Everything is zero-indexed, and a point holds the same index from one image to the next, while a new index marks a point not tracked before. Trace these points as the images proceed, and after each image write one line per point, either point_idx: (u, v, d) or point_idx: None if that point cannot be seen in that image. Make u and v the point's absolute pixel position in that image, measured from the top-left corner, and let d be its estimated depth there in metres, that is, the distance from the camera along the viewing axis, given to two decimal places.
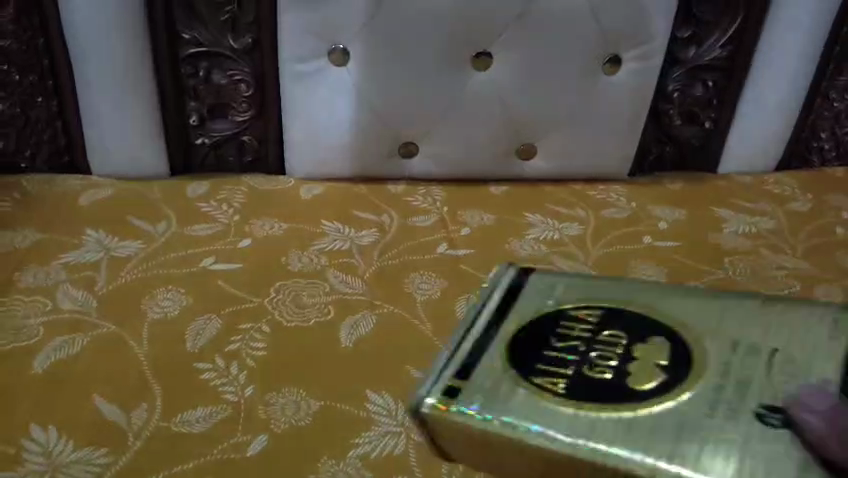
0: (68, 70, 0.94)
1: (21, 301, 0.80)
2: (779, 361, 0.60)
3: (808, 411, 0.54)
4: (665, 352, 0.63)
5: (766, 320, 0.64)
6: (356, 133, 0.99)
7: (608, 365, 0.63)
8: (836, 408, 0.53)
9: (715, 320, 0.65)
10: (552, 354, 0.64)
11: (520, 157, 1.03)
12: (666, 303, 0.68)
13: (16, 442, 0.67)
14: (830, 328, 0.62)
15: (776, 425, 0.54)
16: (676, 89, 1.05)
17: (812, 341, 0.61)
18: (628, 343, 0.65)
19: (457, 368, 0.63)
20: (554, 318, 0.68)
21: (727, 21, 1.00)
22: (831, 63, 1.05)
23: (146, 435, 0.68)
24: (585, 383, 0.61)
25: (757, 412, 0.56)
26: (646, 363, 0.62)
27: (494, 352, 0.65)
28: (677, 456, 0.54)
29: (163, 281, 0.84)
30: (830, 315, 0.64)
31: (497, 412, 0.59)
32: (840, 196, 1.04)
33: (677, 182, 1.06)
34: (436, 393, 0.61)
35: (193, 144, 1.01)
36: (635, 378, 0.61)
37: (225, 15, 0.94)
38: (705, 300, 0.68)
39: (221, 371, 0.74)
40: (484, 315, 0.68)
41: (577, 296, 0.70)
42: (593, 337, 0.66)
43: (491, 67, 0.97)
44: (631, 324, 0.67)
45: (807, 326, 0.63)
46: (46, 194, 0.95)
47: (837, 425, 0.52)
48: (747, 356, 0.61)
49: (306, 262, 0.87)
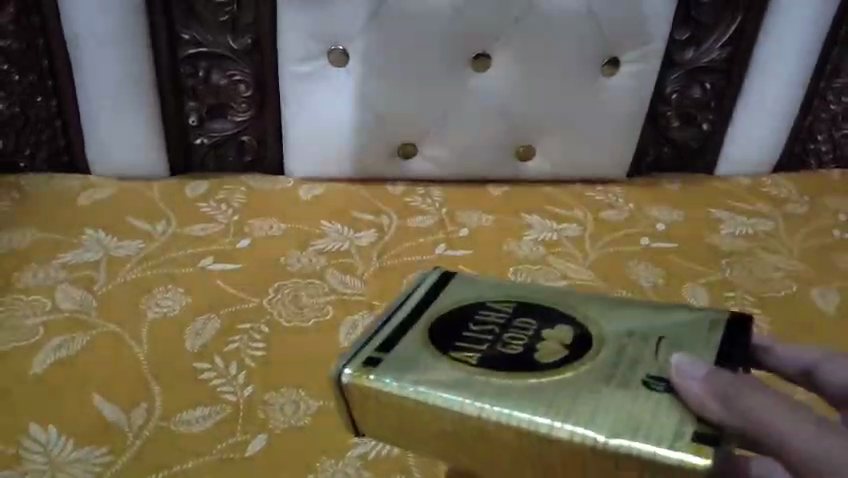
0: (68, 71, 0.94)
1: (21, 300, 0.80)
2: (667, 347, 0.54)
3: (688, 380, 0.46)
4: (570, 335, 0.56)
5: (666, 313, 0.58)
6: (355, 133, 0.99)
7: (518, 344, 0.56)
8: (715, 370, 0.46)
9: (617, 314, 0.58)
10: (463, 334, 0.57)
11: (518, 158, 1.04)
12: (577, 294, 0.62)
13: (15, 440, 0.68)
14: (710, 324, 0.56)
15: (660, 390, 0.49)
16: (674, 91, 1.05)
17: (706, 336, 0.55)
18: (538, 329, 0.58)
19: (378, 346, 0.56)
20: (470, 308, 0.60)
21: (725, 23, 1.01)
22: (829, 65, 1.05)
23: (146, 434, 0.69)
24: (496, 359, 0.54)
25: (646, 374, 0.51)
26: (552, 342, 0.56)
27: (414, 335, 0.58)
28: (577, 415, 0.49)
29: (163, 280, 0.84)
30: (710, 314, 0.58)
31: (407, 377, 0.53)
32: (837, 198, 1.04)
33: (675, 183, 1.07)
34: (360, 363, 0.55)
35: (193, 144, 1.01)
36: (542, 355, 0.54)
37: (225, 15, 0.94)
38: (611, 299, 0.61)
39: (220, 371, 0.75)
40: (409, 305, 0.61)
41: (495, 290, 0.63)
42: (508, 322, 0.58)
43: (490, 68, 0.97)
44: (547, 315, 0.59)
45: (702, 321, 0.57)
46: (45, 194, 0.95)
47: (716, 392, 0.45)
48: (639, 340, 0.55)
49: (306, 262, 0.88)
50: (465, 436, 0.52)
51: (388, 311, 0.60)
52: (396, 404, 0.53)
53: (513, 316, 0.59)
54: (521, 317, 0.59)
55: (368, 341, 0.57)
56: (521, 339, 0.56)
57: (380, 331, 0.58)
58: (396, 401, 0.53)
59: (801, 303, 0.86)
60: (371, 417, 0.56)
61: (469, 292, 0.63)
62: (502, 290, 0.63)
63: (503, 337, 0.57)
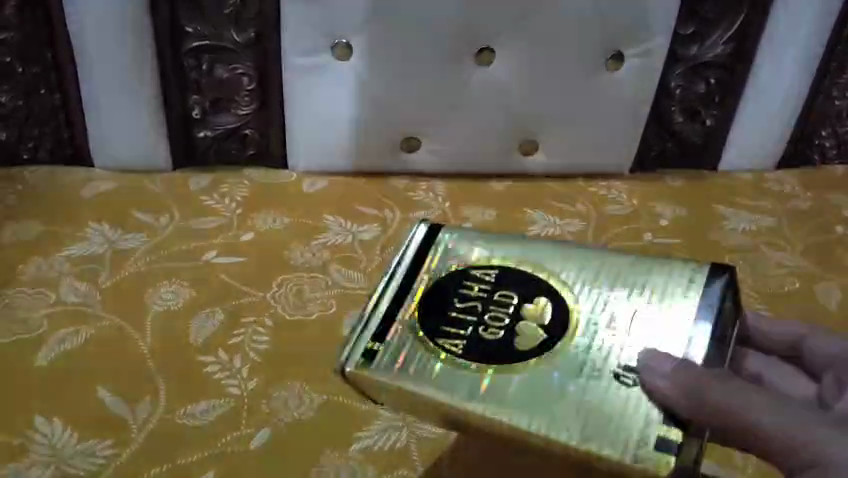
0: (72, 63, 0.94)
1: (25, 292, 0.81)
2: (637, 323, 0.61)
3: (658, 376, 0.55)
4: (546, 312, 0.63)
5: (639, 278, 0.65)
6: (358, 128, 0.99)
7: (499, 326, 0.63)
8: (681, 364, 0.55)
9: (592, 283, 0.65)
10: (450, 316, 0.64)
11: (521, 153, 1.04)
12: (558, 257, 0.68)
13: (21, 433, 0.69)
14: (680, 289, 0.63)
15: (629, 384, 0.58)
16: (678, 86, 1.05)
17: (675, 306, 0.62)
18: (518, 303, 0.65)
19: (374, 332, 0.63)
20: (457, 279, 0.67)
21: (730, 19, 1.00)
22: (834, 61, 1.05)
23: (150, 428, 0.69)
24: (481, 345, 0.62)
25: (615, 366, 0.59)
26: (529, 323, 0.63)
27: (405, 317, 0.64)
28: (556, 414, 0.57)
29: (166, 274, 0.84)
30: (683, 274, 0.65)
31: (404, 367, 0.60)
32: (840, 195, 1.04)
33: (678, 178, 1.07)
34: (360, 352, 0.61)
35: (196, 137, 1.01)
36: (521, 339, 0.62)
37: (228, 8, 0.94)
38: (588, 260, 0.68)
39: (224, 365, 0.75)
40: (401, 277, 0.67)
41: (481, 254, 0.69)
42: (489, 297, 0.65)
43: (494, 63, 0.97)
44: (526, 284, 0.66)
45: (672, 286, 0.64)
46: (49, 187, 0.95)
47: (684, 387, 0.54)
48: (612, 315, 0.63)
49: (309, 257, 0.87)
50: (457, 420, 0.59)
51: (379, 287, 0.66)
52: (392, 393, 0.60)
53: (495, 290, 0.66)
54: (504, 291, 0.66)
55: (367, 326, 0.63)
56: (503, 318, 0.64)
57: (375, 311, 0.64)
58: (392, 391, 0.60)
59: (801, 300, 0.87)
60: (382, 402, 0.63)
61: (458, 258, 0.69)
62: (488, 256, 0.69)
63: (486, 317, 0.64)
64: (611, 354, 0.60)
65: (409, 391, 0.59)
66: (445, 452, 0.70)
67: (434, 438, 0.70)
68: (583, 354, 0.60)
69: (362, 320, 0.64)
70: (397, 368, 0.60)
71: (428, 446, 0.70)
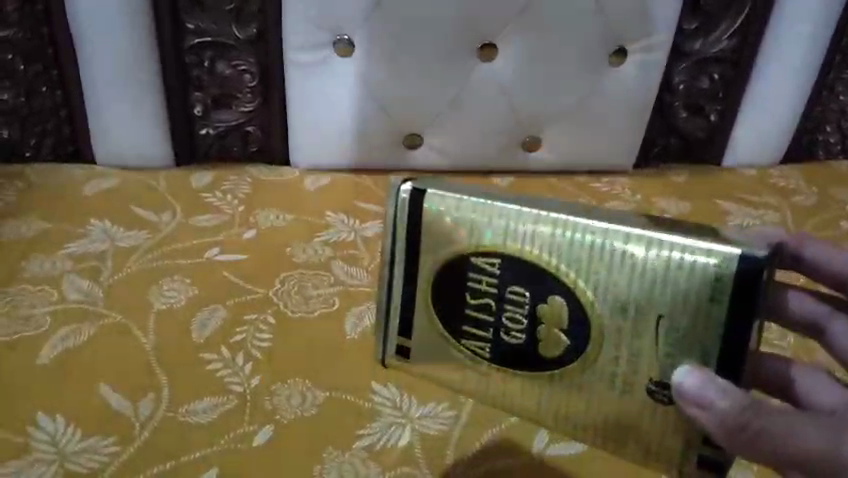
0: (73, 60, 0.94)
1: (28, 291, 0.81)
2: (664, 332, 0.51)
3: (695, 404, 0.46)
4: (566, 315, 0.53)
5: (669, 265, 0.50)
6: (359, 124, 0.98)
7: (517, 330, 0.55)
8: (721, 391, 0.45)
9: (610, 278, 0.51)
10: (465, 316, 0.56)
11: (524, 149, 1.03)
12: (565, 239, 0.52)
13: (24, 431, 0.68)
14: (710, 285, 0.49)
15: (665, 402, 0.51)
16: (681, 82, 1.04)
17: (704, 312, 0.49)
18: (532, 303, 0.54)
19: (398, 327, 0.59)
20: (458, 274, 0.56)
21: (734, 14, 1.00)
22: (838, 55, 1.05)
23: (153, 425, 0.69)
24: (502, 351, 0.55)
25: (649, 380, 0.51)
26: (550, 326, 0.54)
27: (421, 312, 0.58)
28: (589, 425, 0.54)
29: (168, 271, 0.84)
30: (714, 263, 0.49)
31: (437, 365, 0.59)
32: (845, 190, 1.04)
33: (682, 175, 1.06)
34: (391, 347, 0.60)
35: (198, 134, 1.01)
36: (545, 348, 0.54)
37: (230, 5, 0.94)
38: (602, 238, 0.51)
39: (227, 362, 0.75)
40: (402, 265, 0.58)
41: (475, 232, 0.55)
42: (502, 294, 0.55)
43: (497, 58, 0.97)
44: (532, 276, 0.54)
45: (702, 280, 0.49)
46: (52, 184, 0.95)
47: (727, 420, 0.45)
48: (635, 324, 0.51)
49: (312, 253, 0.87)
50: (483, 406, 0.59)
51: (384, 277, 0.58)
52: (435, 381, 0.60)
53: (504, 288, 0.55)
54: (515, 287, 0.54)
55: (391, 321, 0.59)
56: (521, 321, 0.54)
57: (391, 307, 0.59)
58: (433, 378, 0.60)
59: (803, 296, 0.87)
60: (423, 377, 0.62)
61: (453, 243, 0.55)
62: (484, 235, 0.54)
63: (503, 319, 0.55)
64: (642, 363, 0.51)
65: (450, 383, 0.59)
66: (450, 447, 0.70)
67: (437, 434, 0.71)
68: (612, 367, 0.52)
69: (381, 312, 0.59)
70: (429, 368, 0.59)
71: (432, 442, 0.70)
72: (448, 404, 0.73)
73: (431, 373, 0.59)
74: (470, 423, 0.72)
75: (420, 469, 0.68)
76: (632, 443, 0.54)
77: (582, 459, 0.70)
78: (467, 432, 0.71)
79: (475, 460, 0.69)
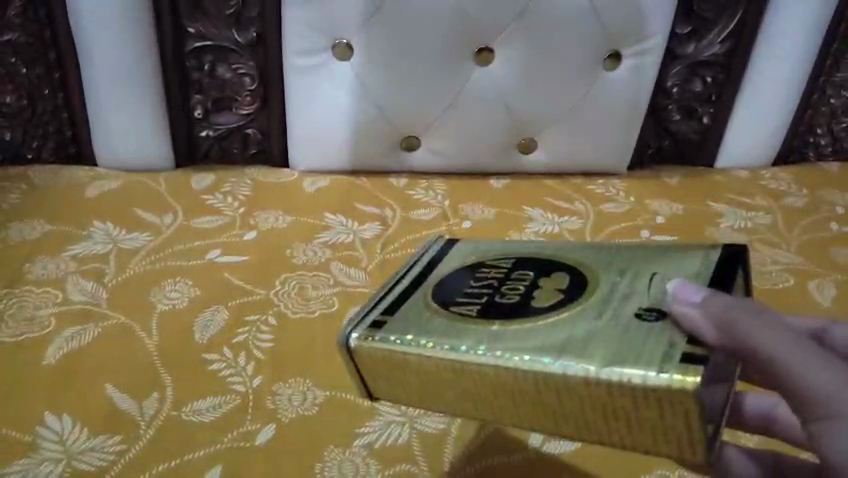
0: (75, 63, 0.95)
1: (33, 292, 0.82)
2: (658, 281, 0.55)
3: (687, 304, 0.48)
4: (565, 280, 0.58)
5: (662, 254, 0.60)
6: (358, 127, 1.00)
7: (516, 292, 0.58)
8: (711, 295, 0.48)
9: (612, 258, 0.60)
10: (465, 290, 0.59)
11: (520, 151, 1.05)
12: (577, 248, 0.64)
13: (31, 429, 0.69)
14: (700, 260, 0.58)
15: (651, 319, 0.51)
16: (674, 85, 1.06)
17: (694, 270, 0.57)
18: (535, 277, 0.60)
19: (383, 310, 0.59)
20: (470, 269, 0.63)
21: (727, 19, 1.01)
22: (829, 59, 1.06)
23: (157, 424, 0.71)
24: (493, 305, 0.56)
25: (636, 309, 0.52)
26: (548, 287, 0.58)
27: (416, 299, 0.60)
28: (569, 351, 0.50)
29: (170, 273, 0.85)
30: (702, 250, 0.59)
31: (412, 332, 0.55)
32: (835, 192, 1.06)
33: (675, 176, 1.08)
34: (365, 326, 0.57)
35: (198, 136, 1.03)
36: (538, 299, 0.56)
37: (230, 9, 0.95)
38: (608, 248, 0.63)
39: (229, 362, 0.76)
40: (415, 271, 0.64)
41: (495, 250, 0.66)
42: (508, 275, 0.61)
43: (493, 63, 0.98)
44: (540, 264, 0.62)
45: (691, 256, 0.59)
46: (54, 186, 0.96)
47: (715, 313, 0.47)
48: (631, 279, 0.56)
49: (312, 255, 0.89)
50: (470, 380, 0.53)
51: (391, 282, 0.63)
52: (403, 365, 0.55)
53: (513, 271, 0.61)
54: (521, 270, 0.61)
55: (373, 309, 0.59)
56: (520, 287, 0.59)
57: (384, 297, 0.61)
58: (400, 360, 0.55)
59: (799, 294, 0.87)
60: (390, 392, 0.59)
61: (472, 256, 0.66)
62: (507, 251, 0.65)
63: (503, 288, 0.59)
64: (625, 319, 0.51)
65: (415, 357, 0.54)
66: (448, 445, 0.71)
67: (436, 432, 0.72)
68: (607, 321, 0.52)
69: (368, 307, 0.60)
70: (397, 337, 0.55)
71: (430, 440, 0.71)
72: None
73: (399, 343, 0.55)
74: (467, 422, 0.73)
75: (419, 468, 0.69)
76: (614, 363, 0.48)
77: (578, 459, 0.71)
78: (464, 429, 0.73)
79: (473, 457, 0.70)
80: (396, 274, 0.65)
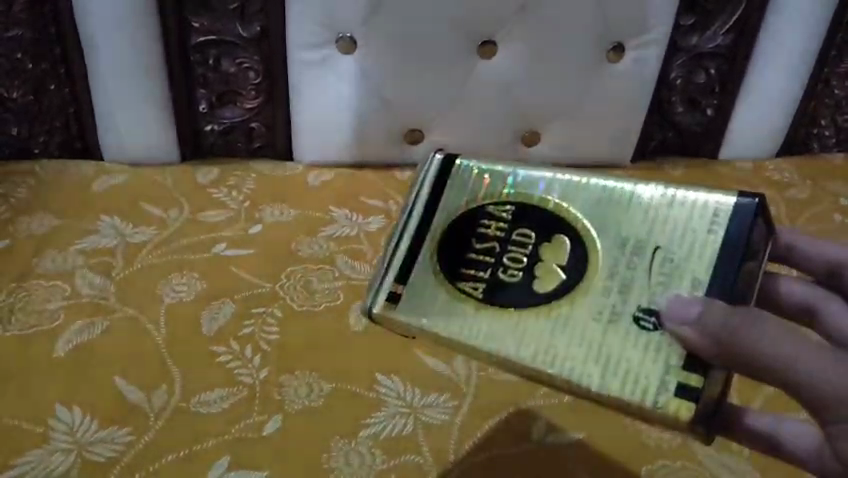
0: (80, 59, 0.96)
1: (42, 286, 0.83)
2: (660, 261, 0.58)
3: (685, 324, 0.52)
4: (563, 250, 0.61)
5: (665, 206, 0.59)
6: (361, 121, 1.00)
7: (518, 269, 0.61)
8: (707, 308, 0.51)
9: (614, 217, 0.60)
10: (468, 258, 0.62)
11: (523, 143, 1.05)
12: (579, 184, 0.63)
13: (43, 421, 0.71)
14: (707, 222, 0.58)
15: (650, 328, 0.56)
16: (678, 76, 1.07)
17: (698, 239, 0.57)
18: (536, 242, 0.62)
19: (397, 273, 0.63)
20: (470, 217, 0.64)
21: (730, 11, 1.02)
22: (833, 50, 1.06)
23: (166, 416, 0.72)
24: (499, 288, 0.61)
25: (637, 309, 0.57)
26: (548, 263, 0.61)
27: (426, 259, 0.63)
28: (579, 364, 0.56)
29: (177, 267, 0.86)
30: (711, 203, 0.58)
31: (431, 317, 0.61)
32: (837, 183, 1.06)
33: (677, 168, 1.09)
34: (384, 294, 0.62)
35: (203, 130, 1.03)
36: (541, 283, 0.60)
37: (234, 4, 0.95)
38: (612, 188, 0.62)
39: (235, 354, 0.77)
40: (420, 204, 0.65)
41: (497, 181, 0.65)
42: (508, 237, 0.63)
43: (497, 54, 0.98)
44: (539, 220, 0.63)
45: (699, 218, 0.58)
46: (62, 181, 0.97)
47: (710, 333, 0.50)
48: (634, 253, 0.59)
49: (317, 248, 0.89)
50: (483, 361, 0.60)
51: (400, 224, 0.65)
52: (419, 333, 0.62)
53: (513, 230, 0.63)
54: (523, 230, 0.63)
55: (389, 269, 0.63)
56: (523, 259, 0.62)
57: (396, 249, 0.64)
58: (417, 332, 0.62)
59: None
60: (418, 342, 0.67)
61: (471, 191, 0.65)
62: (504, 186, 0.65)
63: (505, 259, 0.62)
64: (626, 320, 0.57)
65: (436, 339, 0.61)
66: (452, 436, 0.72)
67: (440, 423, 0.73)
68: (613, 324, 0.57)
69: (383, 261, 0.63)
70: (419, 314, 0.61)
71: (435, 430, 0.72)
72: (448, 395, 0.75)
73: (421, 325, 0.61)
74: (470, 412, 0.74)
75: (424, 459, 0.70)
76: (617, 384, 0.55)
77: (579, 448, 0.72)
78: (469, 421, 0.73)
79: (478, 448, 0.71)
80: (405, 202, 0.66)
